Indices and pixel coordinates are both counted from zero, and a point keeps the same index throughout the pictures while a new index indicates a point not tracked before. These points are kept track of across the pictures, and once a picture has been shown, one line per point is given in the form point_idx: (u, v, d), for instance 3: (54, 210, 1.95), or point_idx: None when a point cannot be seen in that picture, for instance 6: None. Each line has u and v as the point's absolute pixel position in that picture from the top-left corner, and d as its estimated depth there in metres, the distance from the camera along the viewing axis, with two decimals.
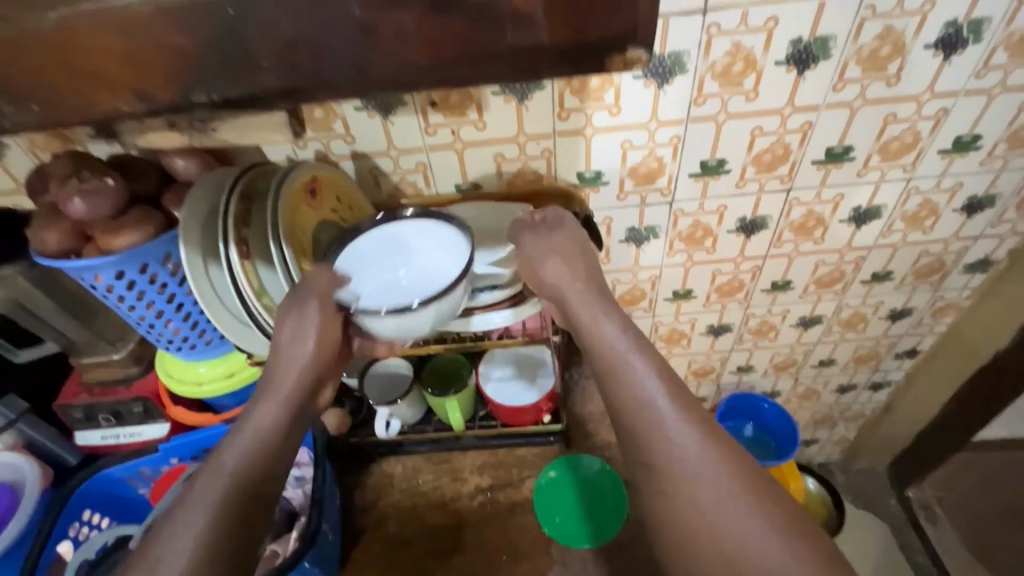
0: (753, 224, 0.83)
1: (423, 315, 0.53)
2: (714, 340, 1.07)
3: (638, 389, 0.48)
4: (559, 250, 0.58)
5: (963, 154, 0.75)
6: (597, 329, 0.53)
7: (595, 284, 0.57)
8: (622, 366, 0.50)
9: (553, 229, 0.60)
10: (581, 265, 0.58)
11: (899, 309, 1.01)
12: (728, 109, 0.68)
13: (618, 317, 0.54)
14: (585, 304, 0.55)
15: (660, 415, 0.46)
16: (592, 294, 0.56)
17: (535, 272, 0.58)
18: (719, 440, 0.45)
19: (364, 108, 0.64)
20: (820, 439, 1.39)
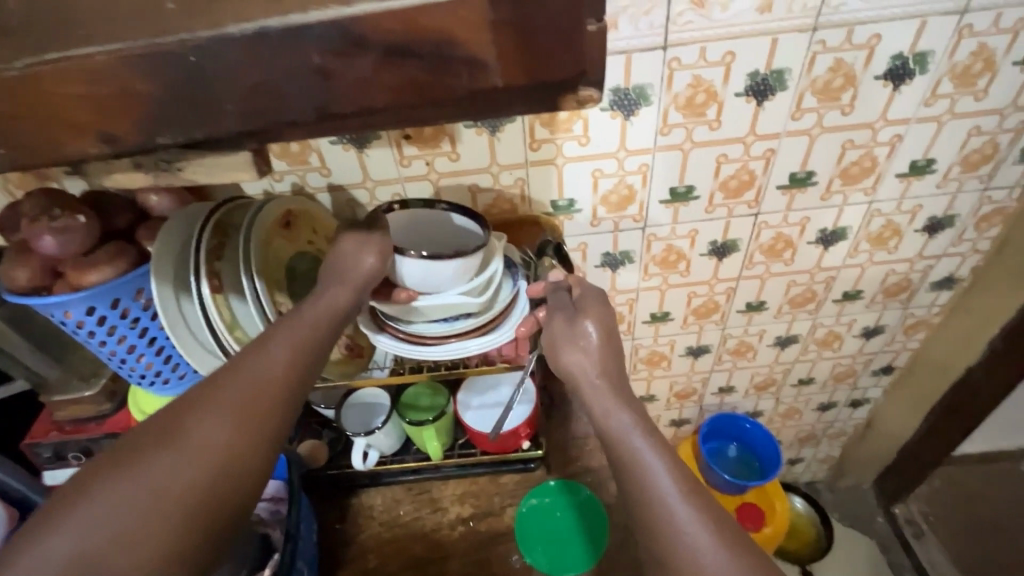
0: (724, 248, 0.86)
1: (449, 264, 0.58)
2: (694, 362, 1.08)
3: (649, 482, 0.48)
4: (579, 335, 0.60)
5: (919, 177, 0.78)
6: (609, 419, 0.54)
7: (614, 373, 0.58)
8: (628, 452, 0.50)
9: (577, 311, 0.61)
10: (602, 349, 0.59)
11: (872, 327, 1.03)
12: (692, 138, 0.71)
13: (633, 409, 0.54)
14: (599, 395, 0.56)
15: (671, 506, 0.46)
16: (609, 381, 0.57)
17: (555, 355, 0.60)
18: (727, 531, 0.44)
19: (339, 142, 0.66)
20: (805, 457, 1.39)
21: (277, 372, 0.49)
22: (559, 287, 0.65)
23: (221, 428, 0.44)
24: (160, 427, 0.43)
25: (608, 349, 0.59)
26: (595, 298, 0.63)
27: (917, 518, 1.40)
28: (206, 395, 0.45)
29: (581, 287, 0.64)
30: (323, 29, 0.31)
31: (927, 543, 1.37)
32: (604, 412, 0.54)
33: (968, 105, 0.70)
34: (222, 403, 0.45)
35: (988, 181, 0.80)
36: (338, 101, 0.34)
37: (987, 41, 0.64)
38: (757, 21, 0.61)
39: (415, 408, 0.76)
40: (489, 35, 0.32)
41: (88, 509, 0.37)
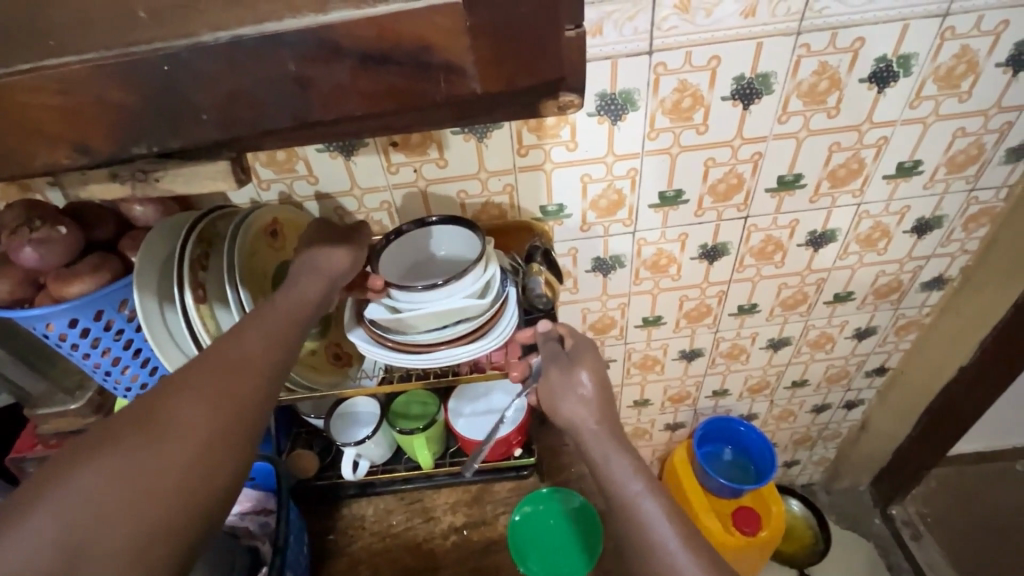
0: (715, 251, 0.86)
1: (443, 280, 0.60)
2: (688, 365, 1.08)
3: (648, 533, 0.49)
4: (576, 388, 0.59)
5: (906, 178, 0.78)
6: (609, 470, 0.54)
7: (614, 422, 0.58)
8: (635, 511, 0.51)
9: (572, 363, 0.61)
10: (600, 400, 0.58)
11: (863, 329, 1.03)
12: (680, 142, 0.71)
13: (631, 456, 0.54)
14: (599, 444, 0.56)
15: (669, 554, 0.47)
16: (611, 435, 0.56)
17: (553, 406, 0.60)
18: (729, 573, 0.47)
19: (326, 150, 0.66)
20: (801, 460, 1.39)
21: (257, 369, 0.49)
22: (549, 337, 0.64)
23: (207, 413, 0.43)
24: (145, 409, 0.42)
25: (605, 401, 0.58)
26: (588, 347, 0.63)
27: (914, 519, 1.40)
28: (191, 381, 0.44)
29: (573, 336, 0.64)
30: (297, 37, 0.31)
31: (924, 545, 1.37)
32: (610, 471, 0.53)
33: (952, 107, 0.71)
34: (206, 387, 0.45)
35: (975, 182, 0.80)
36: (315, 109, 0.34)
37: (970, 43, 0.65)
38: (741, 26, 0.61)
39: (405, 417, 0.75)
40: (467, 42, 0.32)
41: (69, 487, 0.36)
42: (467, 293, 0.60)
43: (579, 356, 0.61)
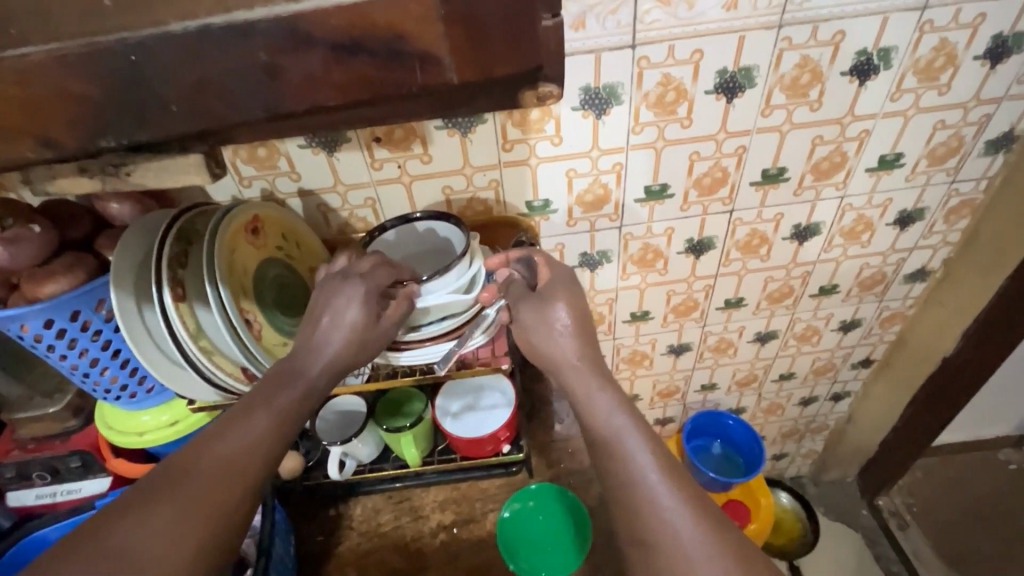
0: (701, 245, 0.86)
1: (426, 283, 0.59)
2: (676, 360, 1.08)
3: (629, 466, 0.49)
4: (551, 321, 0.59)
5: (888, 171, 0.79)
6: (590, 403, 0.54)
7: (594, 353, 0.58)
8: (616, 444, 0.50)
9: (548, 294, 0.60)
10: (578, 331, 0.58)
11: (848, 321, 1.04)
12: (665, 136, 0.71)
13: (612, 390, 0.54)
14: (579, 376, 0.56)
15: (652, 488, 0.47)
16: (591, 369, 0.56)
17: (528, 341, 0.60)
18: (720, 529, 0.45)
19: (308, 146, 0.65)
20: (789, 452, 1.41)
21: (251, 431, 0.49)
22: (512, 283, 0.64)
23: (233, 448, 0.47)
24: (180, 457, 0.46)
25: (583, 333, 0.58)
26: (567, 278, 0.62)
27: (901, 509, 1.42)
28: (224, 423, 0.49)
29: (547, 266, 0.63)
30: (267, 26, 0.30)
31: (910, 534, 1.39)
32: (592, 403, 0.54)
33: (932, 100, 0.71)
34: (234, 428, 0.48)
35: (955, 174, 0.81)
36: (287, 100, 0.34)
37: (948, 36, 0.66)
38: (724, 18, 0.61)
39: (392, 415, 0.74)
40: (441, 30, 0.32)
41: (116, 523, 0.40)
42: (452, 291, 0.60)
43: (555, 288, 0.61)
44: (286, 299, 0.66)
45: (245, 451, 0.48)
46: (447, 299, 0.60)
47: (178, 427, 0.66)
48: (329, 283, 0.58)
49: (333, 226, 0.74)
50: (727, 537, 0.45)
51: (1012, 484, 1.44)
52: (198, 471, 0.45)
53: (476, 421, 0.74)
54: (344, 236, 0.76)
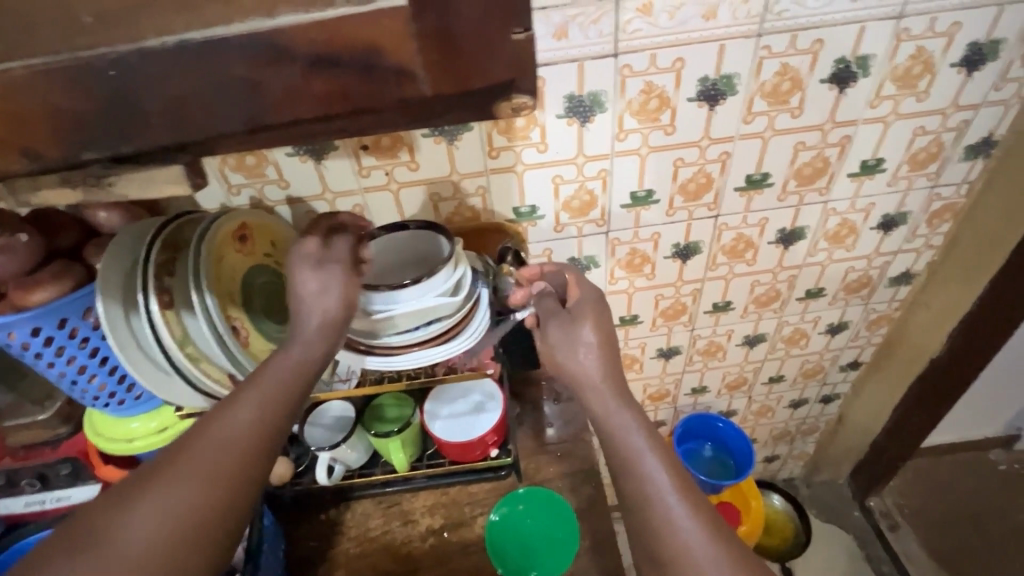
0: (687, 250, 0.87)
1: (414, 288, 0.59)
2: (666, 363, 1.09)
3: (648, 484, 0.49)
4: (579, 340, 0.59)
5: (870, 176, 0.80)
6: (610, 422, 0.54)
7: (618, 374, 0.58)
8: (636, 463, 0.51)
9: (576, 312, 0.62)
10: (603, 353, 0.58)
11: (836, 324, 1.05)
12: (649, 143, 0.72)
13: (633, 410, 0.54)
14: (600, 398, 0.56)
15: (669, 506, 0.48)
16: (613, 387, 0.56)
17: (554, 358, 0.61)
18: (731, 541, 0.47)
19: (296, 154, 0.66)
20: (781, 454, 1.42)
21: (251, 412, 0.48)
22: (545, 295, 0.66)
23: (238, 428, 0.47)
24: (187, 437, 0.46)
25: (609, 353, 0.59)
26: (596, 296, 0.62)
27: (892, 510, 1.42)
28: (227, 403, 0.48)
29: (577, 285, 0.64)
30: (244, 42, 0.31)
31: (902, 535, 1.39)
32: (612, 426, 0.54)
33: (911, 106, 0.73)
34: (238, 409, 0.48)
35: (936, 178, 0.82)
36: (266, 112, 0.35)
37: (924, 44, 0.67)
38: (704, 28, 0.62)
39: (381, 420, 0.75)
40: (414, 44, 0.33)
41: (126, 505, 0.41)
42: (440, 292, 0.60)
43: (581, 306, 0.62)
44: (275, 303, 0.66)
45: (250, 431, 0.47)
46: (436, 301, 0.59)
47: (166, 433, 0.67)
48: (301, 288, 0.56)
49: None
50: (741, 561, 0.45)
51: (1002, 484, 1.45)
52: (205, 451, 0.45)
53: (465, 427, 0.75)
54: None
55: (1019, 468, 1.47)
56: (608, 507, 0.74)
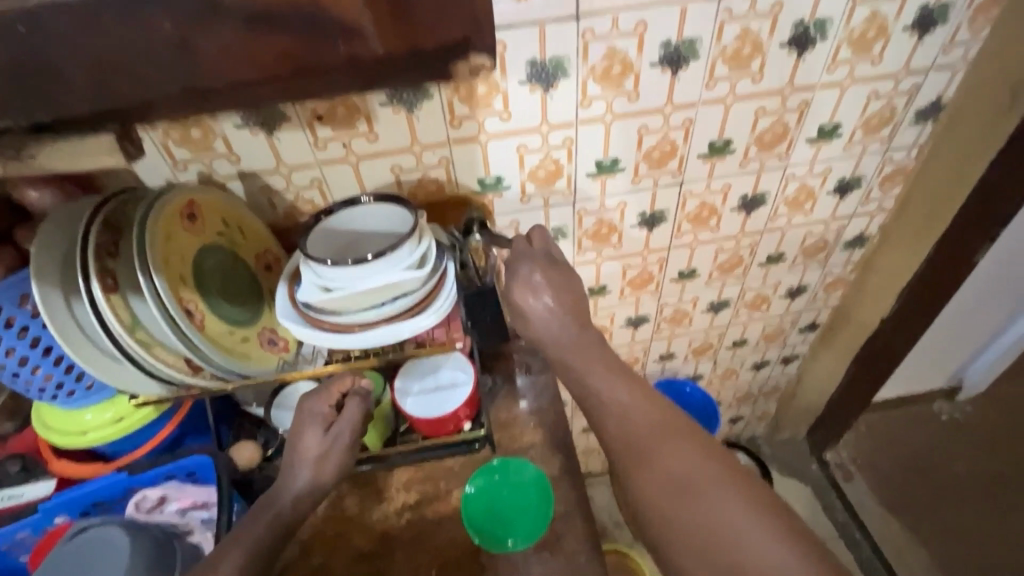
0: (653, 219, 0.87)
1: (377, 264, 0.56)
2: (635, 332, 1.11)
3: (596, 389, 0.57)
4: (531, 286, 0.61)
5: (827, 141, 0.82)
6: (556, 342, 0.61)
7: (568, 308, 0.62)
8: (581, 378, 0.58)
9: (528, 279, 0.62)
10: (554, 289, 0.62)
11: (795, 288, 1.09)
12: (613, 110, 0.71)
13: (570, 328, 0.61)
14: (547, 326, 0.61)
15: (611, 404, 0.56)
16: (562, 318, 0.61)
17: (520, 312, 0.62)
18: (667, 420, 0.54)
19: (245, 125, 0.63)
20: (744, 415, 1.48)
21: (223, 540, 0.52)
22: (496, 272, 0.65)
23: None
24: None
25: (558, 288, 0.62)
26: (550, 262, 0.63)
27: (847, 462, 1.51)
28: None
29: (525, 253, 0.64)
30: None
31: (855, 486, 1.48)
32: (557, 351, 0.60)
33: (866, 71, 0.74)
34: None
35: (889, 143, 0.85)
36: None
37: (878, 7, 0.68)
38: None
39: None
40: None
41: None
42: (407, 266, 0.57)
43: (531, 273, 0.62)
44: (233, 285, 0.63)
45: None
46: (403, 276, 0.57)
47: (123, 424, 0.64)
48: (311, 417, 0.62)
49: (278, 210, 0.72)
50: (680, 437, 0.52)
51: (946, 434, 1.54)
52: None
53: (436, 402, 0.75)
54: (291, 221, 0.74)
55: (961, 418, 1.56)
56: (581, 474, 0.76)
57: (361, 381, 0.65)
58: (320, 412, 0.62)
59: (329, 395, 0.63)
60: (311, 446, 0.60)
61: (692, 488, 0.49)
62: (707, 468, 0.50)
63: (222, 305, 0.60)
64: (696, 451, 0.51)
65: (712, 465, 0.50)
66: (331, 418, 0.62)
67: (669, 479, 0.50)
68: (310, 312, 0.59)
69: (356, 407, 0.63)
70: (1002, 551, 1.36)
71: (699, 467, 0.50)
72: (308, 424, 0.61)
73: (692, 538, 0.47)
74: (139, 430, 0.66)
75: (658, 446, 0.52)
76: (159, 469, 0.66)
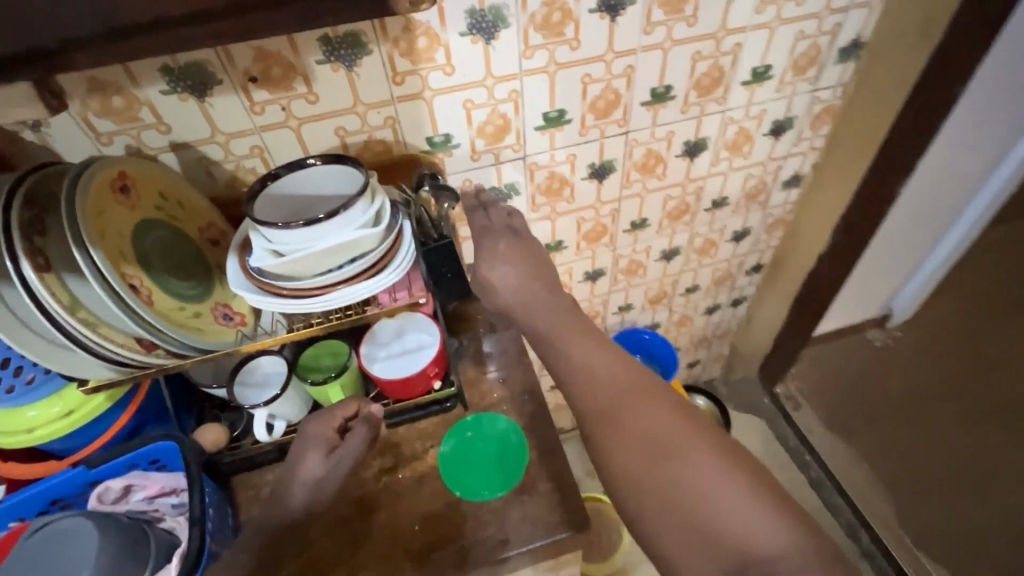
0: (603, 169, 0.89)
1: (330, 223, 0.55)
2: (593, 286, 1.14)
3: (568, 356, 0.58)
4: (499, 265, 0.66)
5: (760, 84, 0.86)
6: (530, 316, 0.63)
7: (539, 283, 0.65)
8: (556, 346, 0.60)
9: (490, 259, 0.67)
10: (523, 266, 0.66)
11: (739, 231, 1.15)
12: (556, 59, 0.71)
13: (541, 298, 0.64)
14: (522, 302, 0.64)
15: (584, 366, 0.57)
16: (533, 292, 0.64)
17: (491, 290, 0.66)
18: (642, 382, 0.55)
19: (173, 91, 0.60)
20: (701, 359, 1.56)
21: None
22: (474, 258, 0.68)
23: None
24: None
25: (528, 269, 0.66)
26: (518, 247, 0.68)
27: (795, 393, 1.62)
28: None
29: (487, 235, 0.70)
30: None
31: (803, 413, 1.60)
32: (532, 321, 0.63)
33: (792, 11, 0.77)
34: None
35: (816, 82, 0.89)
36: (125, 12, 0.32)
37: None
38: None
39: (316, 369, 0.73)
40: None
41: None
42: (362, 224, 0.56)
43: (495, 252, 0.67)
44: (177, 260, 0.60)
45: None
46: (359, 234, 0.56)
47: (74, 416, 0.61)
48: (313, 442, 0.66)
49: (219, 181, 0.69)
50: (652, 398, 0.54)
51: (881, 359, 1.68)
52: None
53: (403, 363, 0.74)
54: (233, 192, 0.71)
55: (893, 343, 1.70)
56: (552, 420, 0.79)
57: (371, 407, 0.69)
58: (323, 437, 0.66)
59: (334, 419, 0.67)
60: (311, 468, 0.65)
61: (669, 448, 0.50)
62: (682, 426, 0.51)
63: (169, 282, 0.57)
64: (668, 410, 0.52)
65: (684, 421, 0.51)
66: (334, 442, 0.67)
67: (640, 433, 0.51)
68: (263, 279, 0.57)
69: (359, 435, 0.66)
70: (931, 457, 1.51)
71: (670, 426, 0.51)
72: (311, 446, 0.65)
73: (664, 495, 0.48)
74: (92, 422, 0.63)
75: (630, 408, 0.53)
76: (119, 460, 0.63)
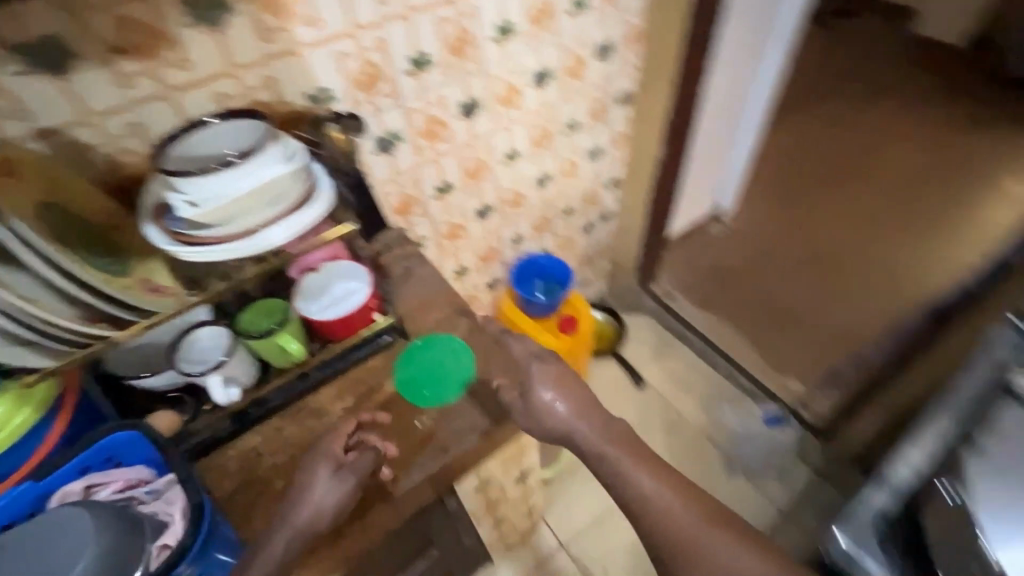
0: (471, 106, 0.99)
1: (245, 162, 0.58)
2: (485, 222, 1.25)
3: (639, 486, 0.70)
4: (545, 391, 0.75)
5: (580, 12, 1.02)
6: (600, 453, 0.74)
7: (586, 412, 0.76)
8: (623, 473, 0.71)
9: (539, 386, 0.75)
10: (574, 404, 0.76)
11: (593, 150, 1.33)
12: (409, 4, 0.79)
13: (593, 423, 0.75)
14: (590, 441, 0.74)
15: (659, 504, 0.69)
16: (586, 420, 0.75)
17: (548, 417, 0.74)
18: (694, 498, 0.70)
19: (29, 72, 0.58)
20: (589, 276, 1.77)
21: None
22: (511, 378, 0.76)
23: None
24: None
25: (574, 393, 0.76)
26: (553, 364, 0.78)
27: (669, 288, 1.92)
28: None
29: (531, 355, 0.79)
30: None
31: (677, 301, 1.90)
32: (595, 450, 0.74)
33: None
34: None
35: (621, 8, 1.08)
36: None
37: None
38: None
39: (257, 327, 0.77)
40: None
41: None
42: (275, 161, 0.60)
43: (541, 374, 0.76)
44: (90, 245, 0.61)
45: None
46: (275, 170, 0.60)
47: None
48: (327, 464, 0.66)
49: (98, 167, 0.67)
50: (724, 532, 0.67)
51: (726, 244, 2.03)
52: None
53: (339, 302, 0.79)
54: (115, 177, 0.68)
55: None
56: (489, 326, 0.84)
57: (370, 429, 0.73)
58: (334, 455, 0.67)
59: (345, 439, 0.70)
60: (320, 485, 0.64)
61: None
62: (749, 558, 0.66)
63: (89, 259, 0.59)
64: (741, 546, 0.67)
65: (753, 555, 0.66)
66: (342, 459, 0.67)
67: (718, 565, 0.65)
68: (190, 233, 0.59)
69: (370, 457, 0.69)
70: None
71: (747, 564, 0.65)
72: (321, 464, 0.66)
73: None
74: (24, 436, 0.59)
75: (707, 536, 0.67)
76: (69, 465, 0.60)
